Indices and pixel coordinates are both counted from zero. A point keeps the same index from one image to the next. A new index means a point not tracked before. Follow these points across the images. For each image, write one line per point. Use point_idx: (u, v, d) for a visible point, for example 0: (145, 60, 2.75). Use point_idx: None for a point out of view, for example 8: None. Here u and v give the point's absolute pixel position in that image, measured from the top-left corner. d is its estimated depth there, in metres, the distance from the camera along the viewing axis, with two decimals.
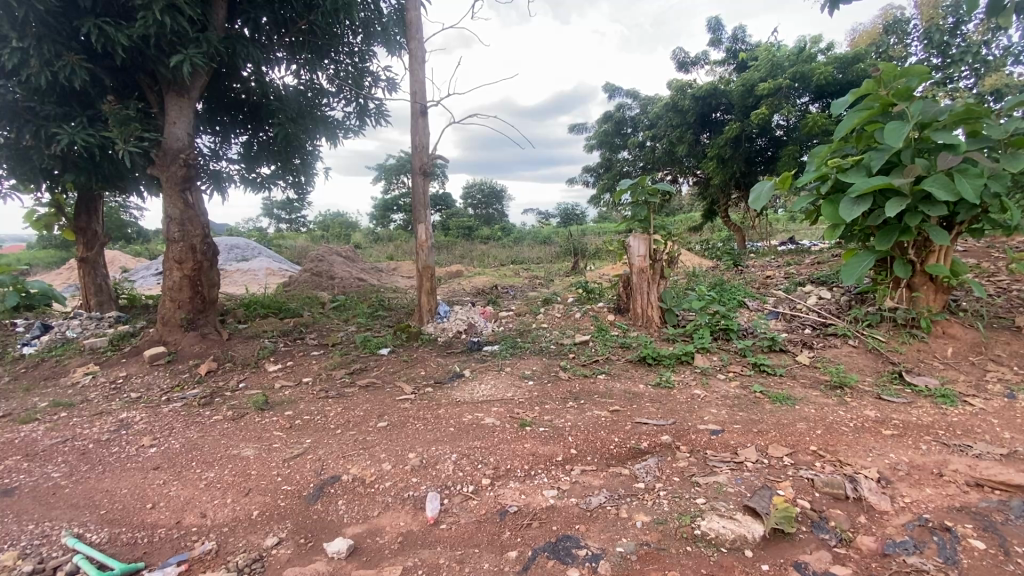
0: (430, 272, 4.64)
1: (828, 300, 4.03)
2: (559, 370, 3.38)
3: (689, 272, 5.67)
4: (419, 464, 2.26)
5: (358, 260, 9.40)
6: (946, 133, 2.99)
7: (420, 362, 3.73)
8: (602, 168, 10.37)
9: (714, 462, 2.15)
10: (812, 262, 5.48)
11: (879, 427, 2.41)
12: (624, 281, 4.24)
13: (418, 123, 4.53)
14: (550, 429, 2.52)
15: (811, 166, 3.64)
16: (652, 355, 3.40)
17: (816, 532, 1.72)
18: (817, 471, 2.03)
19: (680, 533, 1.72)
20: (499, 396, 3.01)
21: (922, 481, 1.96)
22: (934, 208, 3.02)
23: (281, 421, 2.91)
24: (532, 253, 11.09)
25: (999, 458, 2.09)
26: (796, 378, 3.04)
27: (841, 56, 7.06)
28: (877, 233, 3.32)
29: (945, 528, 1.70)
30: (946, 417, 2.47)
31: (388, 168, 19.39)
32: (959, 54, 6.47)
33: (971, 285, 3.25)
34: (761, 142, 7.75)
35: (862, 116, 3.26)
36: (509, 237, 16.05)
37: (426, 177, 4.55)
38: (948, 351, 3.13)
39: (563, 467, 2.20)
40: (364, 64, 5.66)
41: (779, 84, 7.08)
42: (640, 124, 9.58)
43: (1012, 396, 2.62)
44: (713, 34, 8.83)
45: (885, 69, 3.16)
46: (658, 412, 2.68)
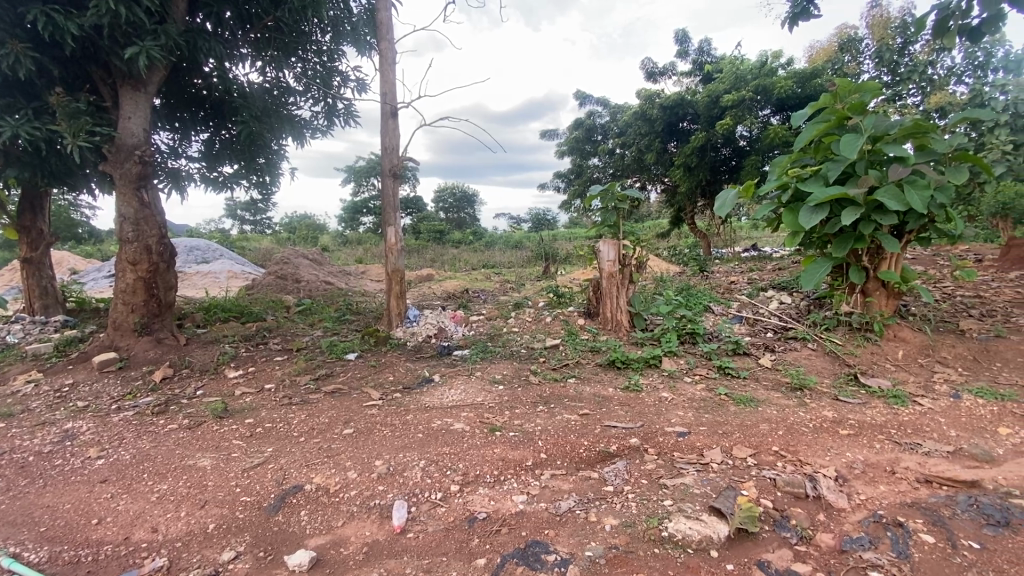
0: (399, 276, 4.58)
1: (789, 305, 4.16)
2: (529, 375, 3.38)
3: (658, 277, 5.75)
4: (386, 472, 2.20)
5: (325, 262, 9.18)
6: (897, 146, 3.14)
7: (389, 367, 3.66)
8: (572, 174, 10.46)
9: (681, 465, 2.18)
10: (774, 268, 5.65)
11: (836, 427, 2.50)
12: (594, 286, 4.29)
13: (388, 125, 4.47)
14: (520, 434, 2.50)
15: (772, 176, 3.76)
16: (621, 359, 3.43)
17: (779, 530, 1.77)
18: (778, 471, 2.09)
19: (648, 535, 1.73)
20: (468, 401, 2.98)
21: (877, 479, 2.05)
22: (885, 217, 3.17)
23: (241, 429, 2.80)
24: (503, 258, 11.07)
25: (946, 456, 2.20)
26: (758, 380, 3.12)
27: (800, 71, 7.38)
28: (833, 240, 3.46)
29: (898, 524, 1.77)
30: (898, 417, 2.58)
31: (358, 169, 19.00)
32: (907, 73, 6.94)
33: (920, 291, 3.41)
34: (726, 152, 8.01)
35: (820, 129, 3.40)
36: (481, 241, 16.03)
37: (396, 179, 4.49)
38: (899, 353, 3.27)
39: (532, 472, 2.18)
40: (333, 64, 5.55)
41: (743, 96, 7.33)
42: (609, 131, 9.74)
43: (958, 396, 2.76)
44: (680, 45, 9.05)
45: (841, 84, 3.32)
46: (627, 415, 2.70)
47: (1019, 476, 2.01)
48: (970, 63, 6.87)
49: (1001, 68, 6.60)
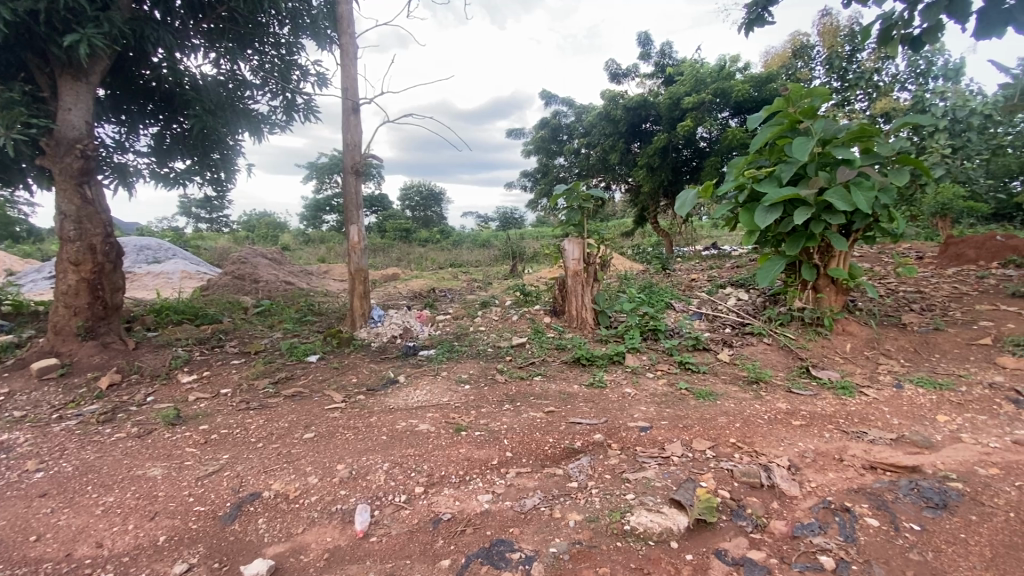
0: (363, 275, 4.49)
1: (746, 302, 4.30)
2: (495, 374, 3.37)
3: (622, 276, 5.85)
4: (348, 476, 2.16)
5: (286, 262, 8.91)
6: (844, 149, 3.30)
7: (352, 369, 3.58)
8: (538, 173, 10.51)
9: (643, 459, 2.22)
10: (732, 266, 5.84)
11: (789, 418, 2.60)
12: (560, 284, 4.32)
13: (350, 121, 4.37)
14: (485, 433, 2.50)
15: (730, 177, 3.88)
16: (586, 356, 3.47)
17: (735, 519, 1.83)
18: (735, 462, 2.16)
19: (611, 529, 1.76)
20: (434, 401, 2.95)
21: (826, 467, 2.15)
22: (834, 217, 3.32)
23: (194, 436, 2.68)
24: (470, 256, 11.03)
25: (890, 443, 2.34)
26: (717, 374, 3.22)
27: (756, 76, 7.65)
28: (786, 239, 3.61)
29: (845, 509, 1.87)
30: (846, 407, 2.71)
31: (321, 166, 18.54)
32: (855, 79, 7.35)
33: (866, 287, 3.59)
34: (687, 153, 8.23)
35: (774, 132, 3.53)
36: (448, 239, 15.92)
37: (358, 176, 4.39)
38: (847, 346, 3.44)
39: (498, 470, 2.18)
40: (292, 57, 5.38)
41: (703, 99, 7.53)
42: (574, 131, 9.83)
43: (900, 386, 2.92)
44: (642, 48, 9.21)
45: (793, 89, 3.46)
46: (591, 411, 2.74)
47: (955, 461, 2.15)
48: (912, 71, 7.31)
49: (940, 76, 7.05)
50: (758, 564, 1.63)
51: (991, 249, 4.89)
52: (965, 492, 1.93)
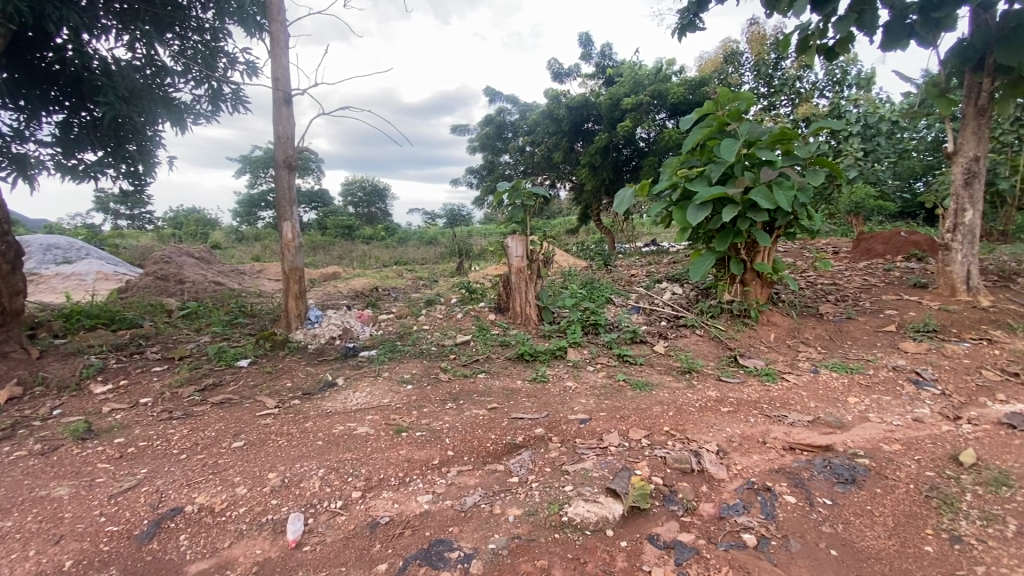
0: (298, 275, 4.32)
1: (680, 295, 4.50)
2: (438, 373, 3.33)
3: (565, 272, 5.94)
4: (280, 484, 2.07)
5: (215, 261, 8.39)
6: (767, 151, 3.53)
7: (287, 373, 3.43)
8: (484, 170, 10.47)
9: (582, 450, 2.27)
10: (669, 261, 6.08)
11: (718, 405, 2.75)
12: (503, 281, 4.33)
13: (282, 112, 4.18)
14: (427, 433, 2.47)
15: (664, 176, 4.04)
16: (529, 352, 3.49)
17: (667, 504, 1.92)
18: (668, 449, 2.25)
19: (550, 521, 1.79)
20: (374, 403, 2.88)
21: (751, 449, 2.29)
22: (758, 215, 3.53)
23: (107, 451, 2.47)
24: (416, 253, 10.86)
25: (807, 424, 2.52)
26: (653, 366, 3.35)
27: (691, 79, 7.99)
28: (716, 235, 3.81)
29: (766, 488, 2.00)
30: (769, 393, 2.90)
31: (255, 160, 17.59)
32: (779, 85, 7.95)
33: (787, 280, 3.84)
34: (627, 152, 8.49)
35: (704, 133, 3.71)
36: (394, 236, 15.57)
37: (291, 171, 4.21)
38: (771, 336, 3.67)
39: (439, 470, 2.16)
40: (218, 44, 5.08)
41: (641, 100, 7.78)
42: (519, 129, 9.87)
43: (817, 371, 3.16)
44: (583, 48, 9.38)
45: (721, 92, 3.64)
46: (533, 406, 2.77)
47: (863, 438, 2.35)
48: (829, 79, 7.90)
49: (854, 85, 7.66)
50: (688, 545, 1.72)
51: (896, 244, 5.38)
52: (871, 467, 2.12)
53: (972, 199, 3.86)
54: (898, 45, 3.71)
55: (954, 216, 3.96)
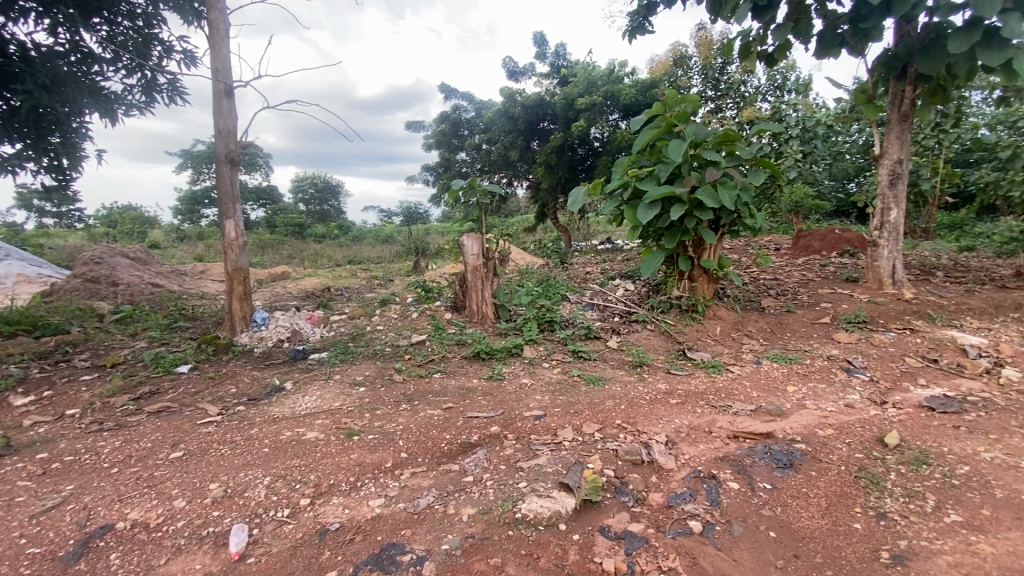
0: (243, 275, 4.14)
1: (632, 292, 4.61)
2: (392, 374, 3.27)
3: (522, 270, 5.97)
4: (223, 495, 1.97)
5: (153, 262, 7.90)
6: (712, 152, 3.67)
7: (231, 378, 3.28)
8: (439, 168, 10.32)
9: (536, 446, 2.29)
10: (622, 259, 6.22)
11: (667, 397, 2.84)
12: (459, 280, 4.30)
13: (222, 105, 3.98)
14: (380, 435, 2.42)
15: (616, 175, 4.13)
16: (485, 350, 3.48)
17: (618, 496, 1.97)
18: (620, 442, 2.31)
19: (503, 518, 1.80)
20: (325, 407, 2.79)
21: (698, 439, 2.37)
22: (704, 213, 3.66)
23: (28, 468, 2.28)
24: (371, 252, 10.61)
25: (750, 413, 2.65)
26: (606, 361, 3.42)
27: (642, 81, 8.20)
28: (665, 233, 3.93)
29: (711, 476, 2.09)
30: (715, 383, 3.02)
31: (196, 154, 16.69)
32: (725, 89, 8.29)
33: (731, 276, 4.00)
34: (581, 152, 8.63)
35: (653, 134, 3.82)
36: (348, 235, 15.17)
37: (234, 166, 4.02)
38: (717, 329, 3.82)
39: (392, 472, 2.12)
40: (151, 30, 4.79)
41: (595, 100, 7.92)
42: (475, 127, 9.79)
43: (759, 362, 3.32)
44: (538, 47, 9.44)
45: (669, 95, 3.76)
46: (489, 405, 2.77)
47: (801, 425, 2.49)
48: (771, 84, 8.30)
49: (793, 90, 8.09)
50: (638, 535, 1.77)
51: (830, 241, 5.72)
52: (808, 452, 2.24)
53: (896, 198, 4.15)
54: (830, 53, 3.94)
55: (880, 215, 4.24)
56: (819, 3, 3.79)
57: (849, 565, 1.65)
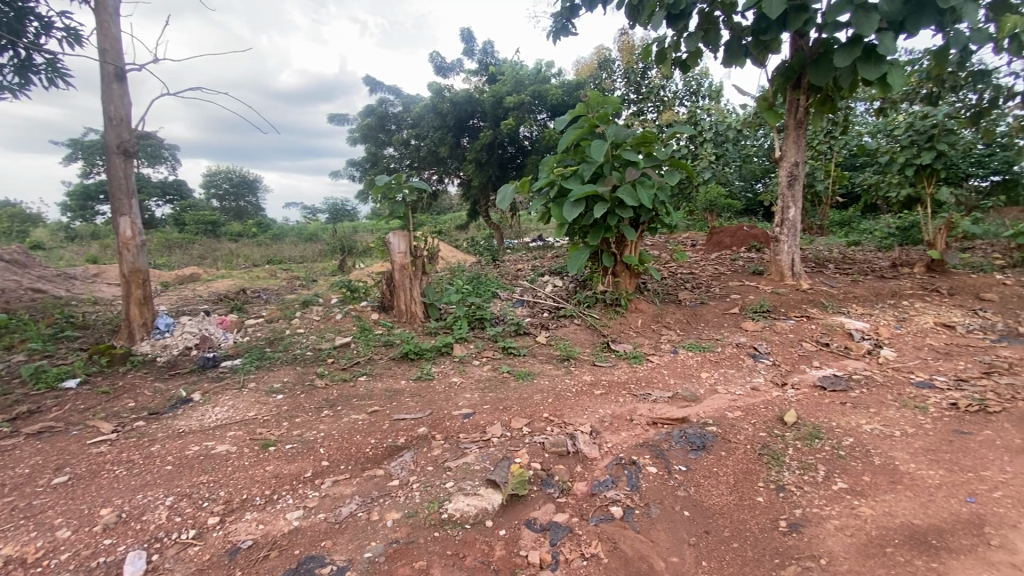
0: (142, 277, 3.79)
1: (560, 288, 4.71)
2: (314, 379, 3.12)
3: (452, 267, 5.91)
4: (117, 520, 1.79)
5: (33, 264, 6.99)
6: (631, 152, 3.83)
7: (129, 392, 2.99)
8: (367, 163, 9.89)
9: (464, 444, 2.28)
10: (552, 256, 6.35)
11: (592, 388, 2.94)
12: (386, 279, 4.18)
13: (112, 89, 3.60)
14: (298, 444, 2.30)
15: (543, 173, 4.19)
16: (414, 350, 3.40)
17: (544, 488, 2.01)
18: (546, 435, 2.35)
19: (430, 520, 1.78)
20: (237, 417, 2.61)
21: (620, 427, 2.47)
22: (625, 211, 3.81)
23: None
24: (293, 251, 10.07)
25: (668, 400, 2.80)
26: (535, 356, 3.48)
27: (568, 82, 8.40)
28: (590, 230, 4.06)
29: (632, 462, 2.18)
30: (637, 373, 3.16)
31: (88, 144, 14.99)
32: (647, 93, 8.70)
33: (651, 271, 4.20)
34: (511, 150, 8.69)
35: (577, 133, 3.91)
36: (268, 233, 14.30)
37: (128, 158, 3.65)
38: (639, 322, 4.00)
39: (311, 482, 2.03)
40: (25, 3, 4.23)
41: (523, 99, 8.01)
42: (403, 122, 9.41)
43: (676, 351, 3.52)
44: (465, 43, 9.36)
45: (591, 96, 3.87)
46: (416, 405, 2.72)
47: (713, 408, 2.67)
48: (687, 89, 8.79)
49: (707, 96, 8.63)
50: (562, 525, 1.82)
51: (740, 237, 6.17)
52: (718, 433, 2.41)
53: (794, 198, 4.55)
54: (736, 62, 4.23)
55: (781, 213, 4.63)
56: (726, 15, 4.06)
57: (753, 536, 1.80)
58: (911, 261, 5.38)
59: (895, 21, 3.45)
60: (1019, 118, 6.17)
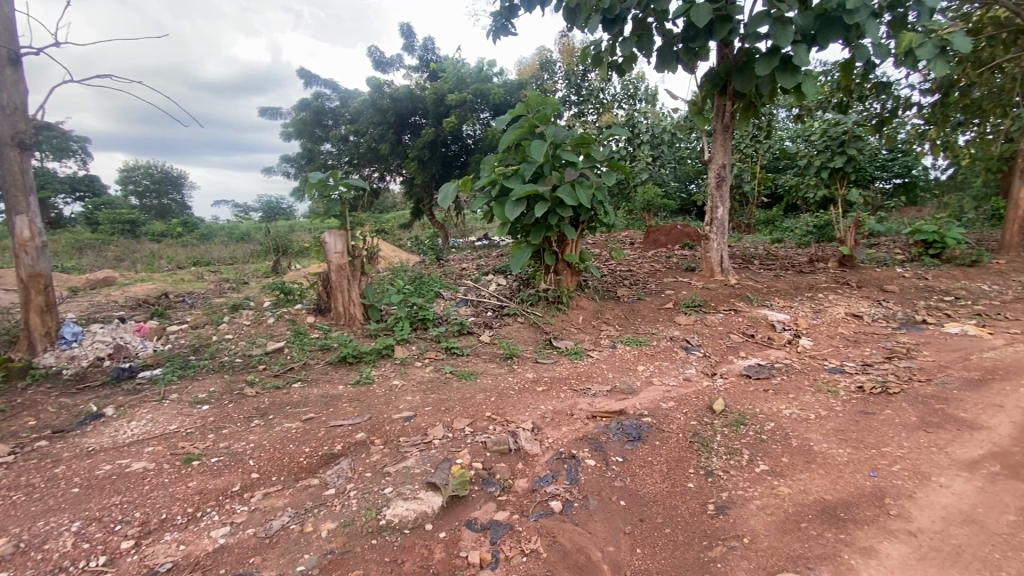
0: (44, 282, 3.44)
1: (504, 287, 4.73)
2: (244, 387, 2.96)
3: (394, 267, 5.79)
4: (12, 552, 1.62)
5: None
6: (569, 153, 3.90)
7: (28, 410, 2.70)
8: (302, 159, 9.49)
9: (405, 448, 2.25)
10: (496, 254, 6.37)
11: (534, 385, 2.98)
12: (323, 280, 4.03)
13: (5, 75, 3.24)
14: (225, 457, 2.18)
15: (485, 172, 4.18)
16: (352, 353, 3.30)
17: (485, 487, 2.01)
18: (488, 434, 2.36)
19: (367, 528, 1.74)
20: (157, 432, 2.43)
21: (561, 422, 2.52)
22: (565, 211, 3.88)
23: None
24: (222, 252, 9.50)
25: (607, 394, 2.88)
26: (479, 355, 3.48)
27: (510, 81, 8.46)
28: (531, 229, 4.10)
29: (571, 456, 2.23)
30: (577, 369, 3.24)
31: None
32: (587, 95, 8.91)
33: (591, 268, 4.30)
34: (454, 148, 8.64)
35: (517, 133, 3.94)
36: (196, 232, 13.41)
37: (24, 151, 3.30)
38: (580, 318, 4.09)
39: (239, 497, 1.93)
40: None
41: (465, 97, 7.98)
42: (340, 117, 9.11)
43: (615, 346, 3.63)
44: (405, 39, 9.19)
45: (531, 96, 3.91)
46: (354, 410, 2.64)
47: (648, 400, 2.78)
48: (625, 92, 9.08)
49: (643, 99, 8.96)
50: (502, 523, 1.83)
51: (674, 236, 6.45)
52: (653, 424, 2.51)
53: (722, 198, 4.81)
54: (669, 68, 4.39)
55: (710, 212, 4.88)
56: (658, 22, 4.22)
57: (683, 520, 1.89)
58: (826, 256, 5.84)
59: (808, 34, 3.71)
60: (914, 127, 6.83)
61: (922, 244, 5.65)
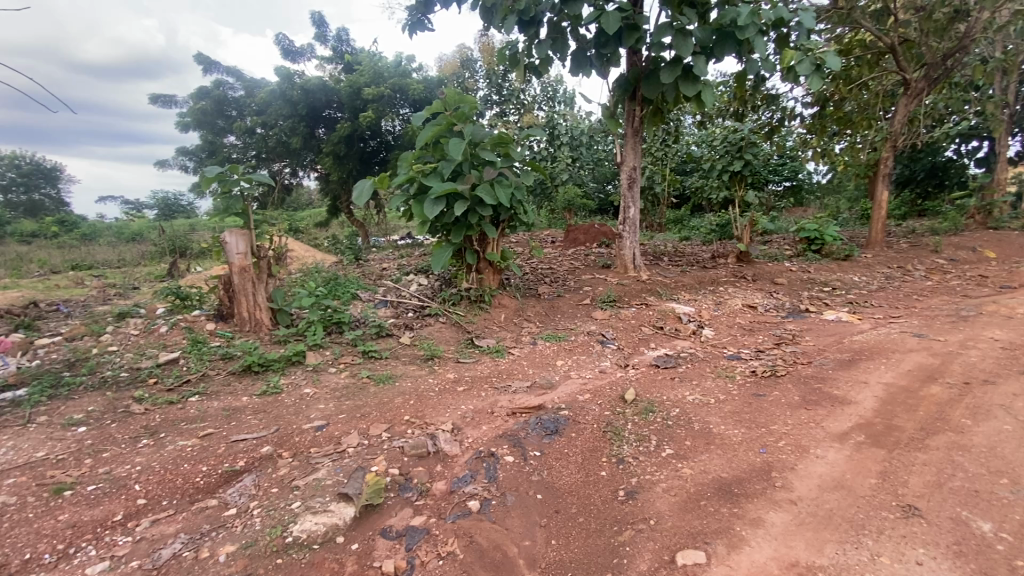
0: None
1: (425, 287, 4.65)
2: (130, 405, 2.67)
3: (307, 269, 5.50)
4: None
5: None
6: (488, 152, 3.92)
7: None
8: (203, 151, 8.74)
9: (316, 459, 2.14)
10: (417, 254, 6.24)
11: (455, 386, 2.96)
12: (224, 283, 3.73)
13: None
14: (106, 484, 1.96)
15: (403, 169, 4.07)
16: (259, 362, 3.09)
17: (402, 493, 1.98)
18: (406, 438, 2.31)
19: (271, 547, 1.65)
20: (19, 461, 2.13)
21: (481, 421, 2.53)
22: (485, 209, 3.89)
23: None
24: (108, 254, 8.50)
25: (527, 391, 2.93)
26: (398, 358, 3.40)
27: (429, 78, 8.33)
28: (451, 228, 4.06)
29: (490, 454, 2.24)
30: (498, 367, 3.26)
31: None
32: (507, 95, 8.99)
33: (512, 267, 4.35)
34: (373, 144, 8.38)
35: (435, 130, 3.88)
36: (75, 232, 11.88)
37: None
38: (501, 316, 4.12)
39: (124, 526, 1.75)
40: None
41: (382, 92, 7.74)
42: (246, 108, 8.50)
43: (535, 343, 3.70)
44: (317, 28, 8.74)
45: (449, 93, 3.87)
46: (260, 423, 2.47)
47: (566, 394, 2.86)
48: (544, 94, 9.26)
49: (562, 101, 9.20)
50: (419, 528, 1.81)
51: (592, 234, 6.69)
52: (570, 417, 2.58)
53: (633, 198, 5.05)
54: (583, 72, 4.53)
55: (623, 211, 5.10)
56: (572, 27, 4.34)
57: (596, 508, 1.97)
58: (727, 252, 6.33)
59: (707, 47, 3.99)
60: (799, 134, 7.57)
61: (806, 241, 6.30)
